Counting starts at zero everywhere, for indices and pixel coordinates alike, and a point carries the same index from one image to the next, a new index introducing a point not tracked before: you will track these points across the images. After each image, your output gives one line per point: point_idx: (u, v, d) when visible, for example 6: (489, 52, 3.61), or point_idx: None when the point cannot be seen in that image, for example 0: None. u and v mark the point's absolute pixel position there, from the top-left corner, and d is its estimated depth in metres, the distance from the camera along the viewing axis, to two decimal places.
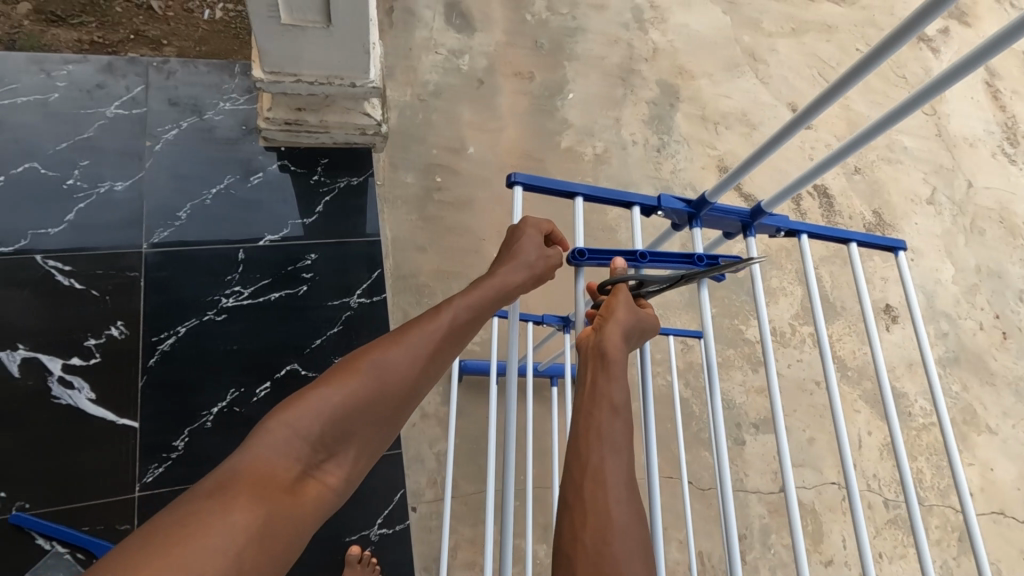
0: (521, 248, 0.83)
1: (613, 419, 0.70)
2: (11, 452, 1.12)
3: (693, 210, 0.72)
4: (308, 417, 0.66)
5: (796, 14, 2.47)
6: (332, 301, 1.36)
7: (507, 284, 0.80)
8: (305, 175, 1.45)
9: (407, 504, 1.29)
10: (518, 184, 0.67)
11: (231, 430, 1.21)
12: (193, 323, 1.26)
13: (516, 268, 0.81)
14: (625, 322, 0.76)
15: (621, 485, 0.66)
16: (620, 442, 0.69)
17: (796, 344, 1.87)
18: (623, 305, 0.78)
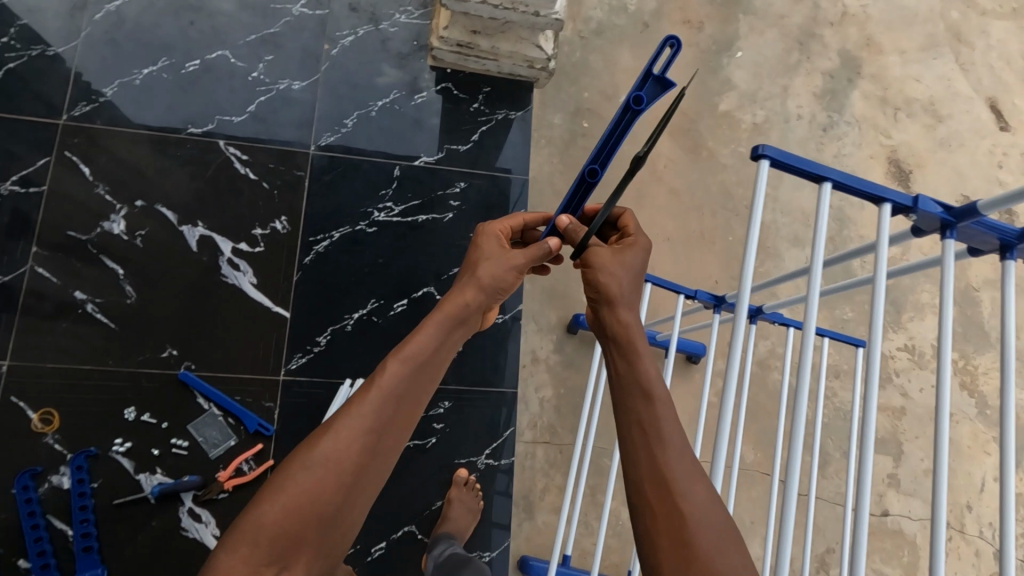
0: (484, 269, 0.75)
1: (661, 406, 0.62)
2: (184, 317, 1.23)
3: (951, 218, 0.63)
4: (241, 544, 0.55)
5: None
6: (474, 233, 1.37)
7: (461, 314, 0.71)
8: (466, 102, 1.44)
9: (513, 442, 1.33)
10: (770, 157, 0.59)
11: (369, 338, 1.28)
12: (347, 231, 1.32)
13: (477, 294, 0.72)
14: (624, 287, 0.70)
15: (689, 467, 0.59)
16: (672, 425, 0.61)
17: (934, 369, 1.71)
18: (613, 271, 0.71)
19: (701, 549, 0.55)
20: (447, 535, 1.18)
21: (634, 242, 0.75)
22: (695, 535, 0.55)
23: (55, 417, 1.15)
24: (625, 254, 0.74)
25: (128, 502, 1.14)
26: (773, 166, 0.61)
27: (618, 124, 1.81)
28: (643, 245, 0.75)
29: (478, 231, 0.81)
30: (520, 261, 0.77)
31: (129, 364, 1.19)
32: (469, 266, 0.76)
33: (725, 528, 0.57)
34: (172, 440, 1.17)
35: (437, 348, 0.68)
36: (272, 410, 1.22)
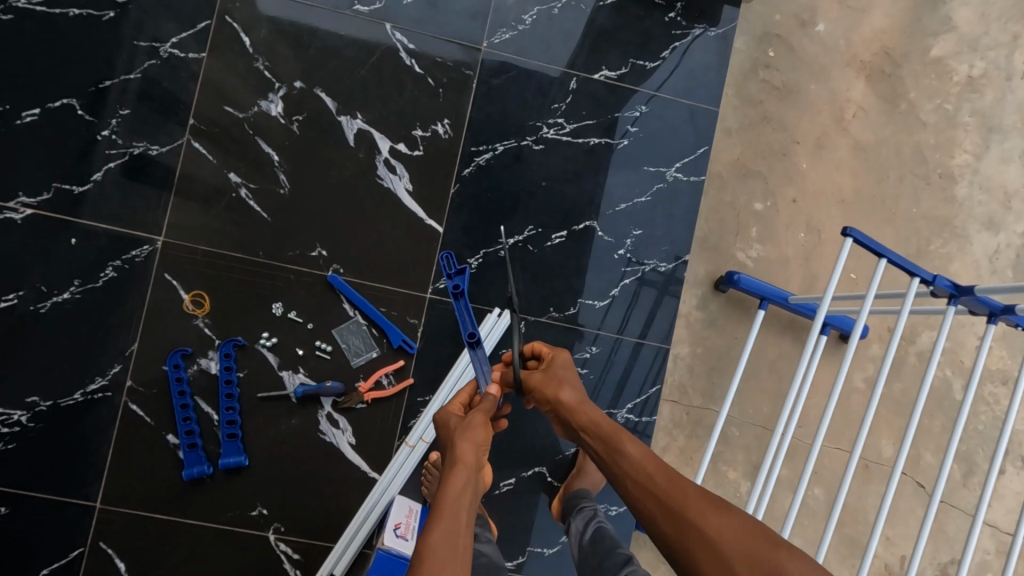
0: (465, 432, 0.90)
1: (645, 466, 0.83)
2: (335, 216, 1.15)
3: None
4: None
5: None
6: (648, 166, 1.21)
7: (467, 464, 0.85)
8: (661, 10, 1.23)
9: (659, 400, 1.21)
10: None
11: (522, 267, 1.18)
12: (512, 145, 1.19)
13: (471, 453, 0.87)
14: (572, 394, 0.95)
15: (690, 489, 0.77)
16: (660, 473, 0.81)
17: None
18: (560, 388, 0.96)
19: (725, 539, 0.70)
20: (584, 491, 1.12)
21: (551, 360, 1.01)
22: (721, 537, 0.70)
23: (206, 301, 1.12)
24: (557, 371, 0.98)
25: (271, 397, 1.12)
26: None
27: (807, 58, 1.55)
28: (561, 356, 1.02)
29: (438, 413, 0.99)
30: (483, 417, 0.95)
31: (278, 257, 1.14)
32: (450, 436, 0.92)
33: (749, 525, 0.71)
34: (316, 343, 1.13)
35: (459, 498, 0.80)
36: (416, 327, 1.16)
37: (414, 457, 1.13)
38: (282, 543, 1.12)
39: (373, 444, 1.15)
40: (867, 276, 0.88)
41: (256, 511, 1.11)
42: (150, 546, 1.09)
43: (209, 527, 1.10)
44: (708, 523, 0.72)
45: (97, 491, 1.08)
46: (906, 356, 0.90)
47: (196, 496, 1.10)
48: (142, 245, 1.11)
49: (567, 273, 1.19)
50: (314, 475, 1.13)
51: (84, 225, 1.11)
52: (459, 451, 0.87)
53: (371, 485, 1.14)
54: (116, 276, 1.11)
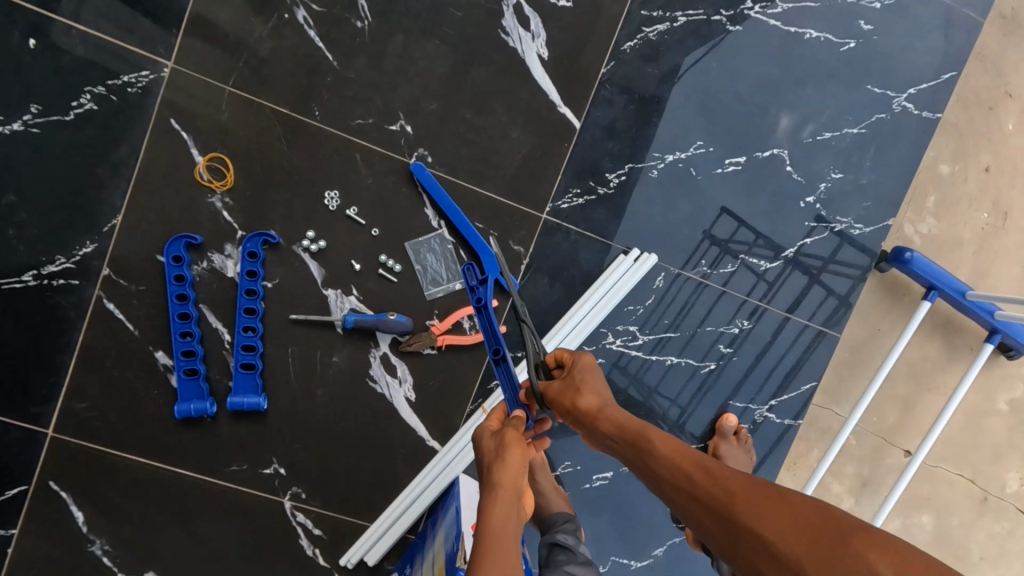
0: (494, 462, 0.59)
1: (674, 459, 0.54)
2: (433, 77, 0.79)
3: None
4: None
5: None
6: (872, 87, 0.87)
7: (500, 502, 0.55)
8: None
9: (809, 400, 0.91)
10: None
11: (676, 196, 0.85)
12: (698, 19, 0.84)
13: (506, 480, 0.57)
14: (587, 384, 0.64)
15: (731, 476, 0.49)
16: (709, 472, 0.50)
17: None
18: (584, 389, 0.63)
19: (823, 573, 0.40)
20: None
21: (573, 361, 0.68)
22: (785, 547, 0.42)
23: (229, 171, 0.77)
24: (578, 373, 0.65)
25: (308, 322, 0.80)
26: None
27: None
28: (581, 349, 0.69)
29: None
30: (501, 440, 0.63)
31: (340, 126, 0.78)
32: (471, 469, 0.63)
33: (813, 515, 0.43)
34: (379, 257, 0.79)
35: (498, 540, 0.51)
36: (519, 259, 0.82)
37: None
38: (300, 515, 0.82)
39: (436, 405, 0.84)
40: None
41: (271, 470, 0.81)
42: (120, 495, 0.79)
43: (206, 481, 0.80)
44: (759, 525, 0.44)
45: (50, 415, 0.77)
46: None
47: (192, 438, 0.80)
48: (139, 70, 0.74)
49: (733, 216, 0.86)
50: (356, 434, 0.83)
51: (55, 21, 0.73)
52: (489, 482, 0.58)
53: (429, 457, 0.84)
54: (96, 111, 0.74)
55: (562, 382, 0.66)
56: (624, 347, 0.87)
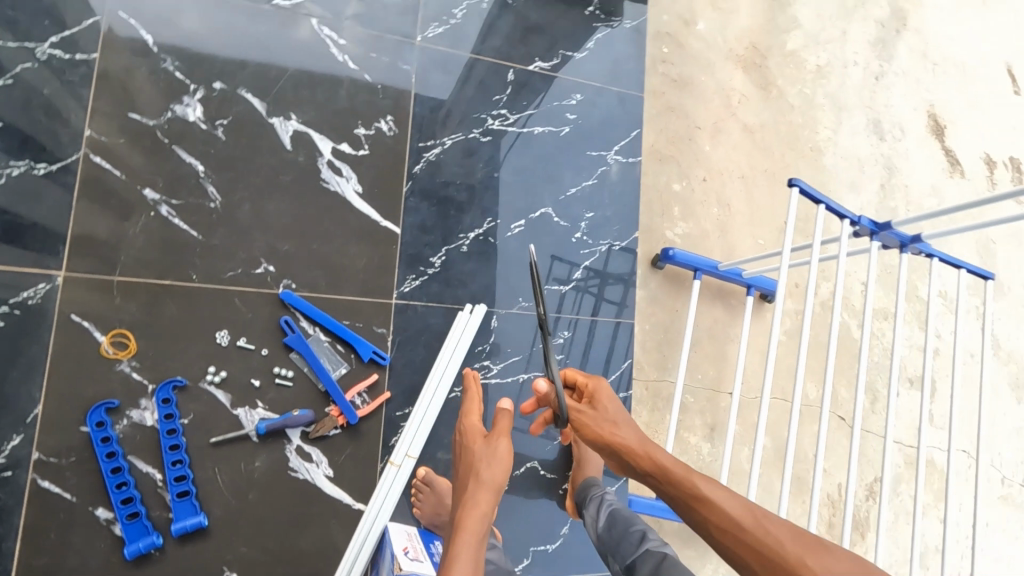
0: (483, 462, 0.83)
1: (728, 505, 0.70)
2: (282, 226, 1.04)
3: (876, 229, 1.08)
4: None
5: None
6: (591, 151, 1.25)
7: (490, 507, 0.78)
8: (579, 6, 1.30)
9: (631, 375, 1.23)
10: (797, 188, 0.97)
11: (487, 261, 1.16)
12: (459, 138, 1.16)
13: (489, 478, 0.81)
14: (619, 420, 0.86)
15: (778, 527, 0.67)
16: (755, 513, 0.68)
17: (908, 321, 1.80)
18: (618, 427, 0.85)
19: None
20: (587, 486, 1.06)
21: (593, 393, 0.92)
22: None
23: (131, 341, 0.95)
24: (599, 405, 0.89)
25: (227, 440, 0.97)
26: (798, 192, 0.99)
27: (694, 57, 1.71)
28: (600, 386, 0.92)
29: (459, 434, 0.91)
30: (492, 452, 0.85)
31: (216, 280, 1.00)
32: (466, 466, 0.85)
33: (848, 565, 0.62)
34: (273, 370, 1.00)
35: (471, 524, 0.76)
36: (384, 337, 1.07)
37: (402, 477, 1.02)
38: None
39: (352, 473, 1.03)
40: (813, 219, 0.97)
41: None
42: None
43: None
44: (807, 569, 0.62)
45: None
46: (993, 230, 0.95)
47: None
48: (36, 285, 0.92)
49: (530, 262, 1.19)
50: (291, 519, 0.99)
51: None
52: (474, 480, 0.81)
53: (359, 518, 1.02)
54: None
55: (592, 413, 0.88)
56: (485, 379, 1.13)
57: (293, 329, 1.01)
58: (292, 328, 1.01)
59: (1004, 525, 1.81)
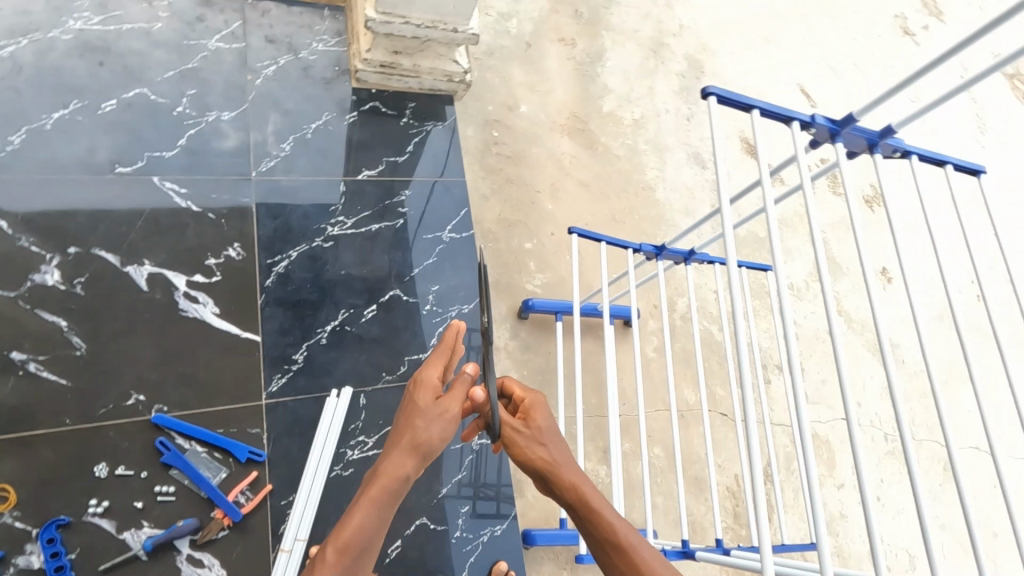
0: (420, 429, 0.87)
1: (635, 550, 0.83)
2: (148, 358, 1.17)
3: (658, 250, 1.30)
4: None
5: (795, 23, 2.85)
6: (426, 234, 1.46)
7: (409, 472, 0.85)
8: (395, 118, 1.53)
9: None
10: (575, 234, 1.19)
11: (347, 347, 1.30)
12: (304, 249, 1.34)
13: (423, 443, 0.86)
14: (553, 441, 0.91)
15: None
16: (651, 557, 0.84)
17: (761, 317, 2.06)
18: (551, 449, 0.90)
19: None
20: None
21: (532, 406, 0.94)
22: None
23: (11, 493, 1.03)
24: (537, 421, 0.92)
25: (116, 564, 1.04)
26: (579, 237, 1.20)
27: (522, 134, 1.99)
28: (540, 403, 0.93)
29: (413, 380, 0.92)
30: (433, 421, 0.88)
31: (89, 420, 1.10)
32: (404, 422, 0.88)
33: None
34: (154, 489, 1.09)
35: (392, 481, 0.83)
36: (260, 436, 1.19)
37: (294, 561, 1.10)
38: None
39: (245, 568, 1.10)
40: (593, 252, 1.16)
41: None
42: None
43: None
44: None
45: None
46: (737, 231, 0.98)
47: None
48: None
49: (388, 340, 1.34)
50: None
51: None
52: (410, 445, 0.86)
53: None
54: None
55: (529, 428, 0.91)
56: (363, 453, 1.24)
57: (172, 448, 1.12)
58: (170, 447, 1.12)
59: (891, 475, 2.02)
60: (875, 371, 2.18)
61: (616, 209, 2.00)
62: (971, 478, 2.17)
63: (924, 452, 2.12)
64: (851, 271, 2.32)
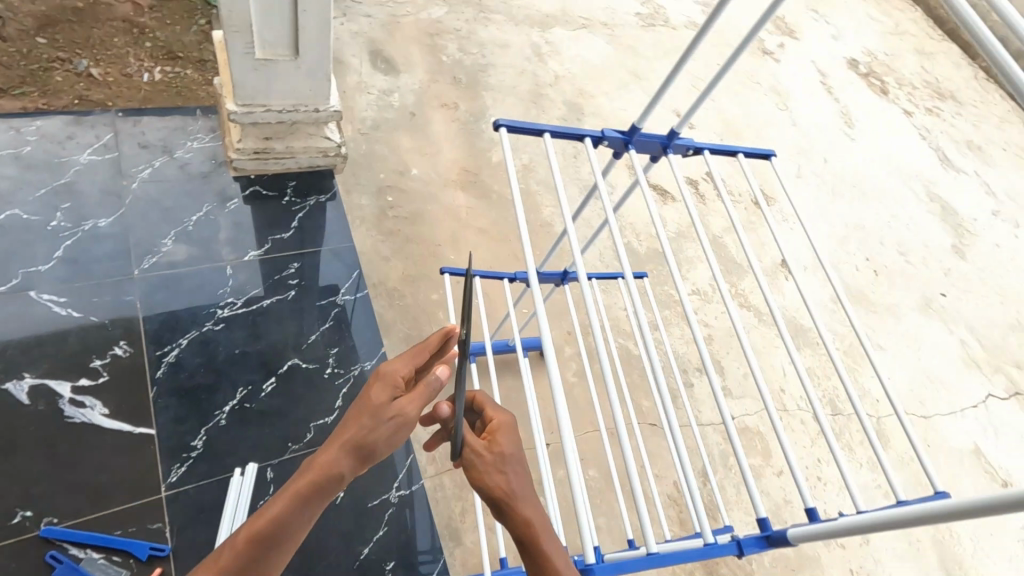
0: (373, 422, 0.84)
1: None
2: (34, 471, 1.15)
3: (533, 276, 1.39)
4: None
5: (659, 60, 3.16)
6: (320, 301, 1.51)
7: (349, 468, 0.82)
8: (277, 198, 1.61)
9: (417, 470, 1.51)
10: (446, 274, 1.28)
11: (248, 424, 1.31)
12: (194, 335, 1.36)
13: (375, 438, 0.83)
14: (513, 464, 0.80)
15: None
16: None
17: (675, 325, 2.15)
18: (511, 475, 0.78)
19: None
20: None
21: (497, 428, 0.84)
22: None
23: None
24: (499, 443, 0.81)
25: None
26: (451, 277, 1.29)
27: (417, 194, 2.09)
28: (507, 427, 0.84)
29: (374, 374, 0.89)
30: (389, 417, 0.85)
31: None
32: (351, 419, 0.85)
33: None
34: None
35: (332, 470, 0.81)
36: (161, 530, 1.16)
37: None
38: None
39: None
40: (459, 291, 1.23)
41: None
42: None
43: None
44: None
45: None
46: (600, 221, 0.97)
47: None
48: None
49: (290, 410, 1.35)
50: None
51: None
52: (359, 438, 0.83)
53: None
54: None
55: (488, 450, 0.80)
56: None
57: (65, 560, 1.09)
58: (64, 559, 1.09)
59: (828, 454, 2.08)
60: (794, 356, 2.29)
61: (517, 248, 2.10)
62: (906, 441, 2.24)
63: (856, 425, 2.20)
64: (753, 268, 2.46)
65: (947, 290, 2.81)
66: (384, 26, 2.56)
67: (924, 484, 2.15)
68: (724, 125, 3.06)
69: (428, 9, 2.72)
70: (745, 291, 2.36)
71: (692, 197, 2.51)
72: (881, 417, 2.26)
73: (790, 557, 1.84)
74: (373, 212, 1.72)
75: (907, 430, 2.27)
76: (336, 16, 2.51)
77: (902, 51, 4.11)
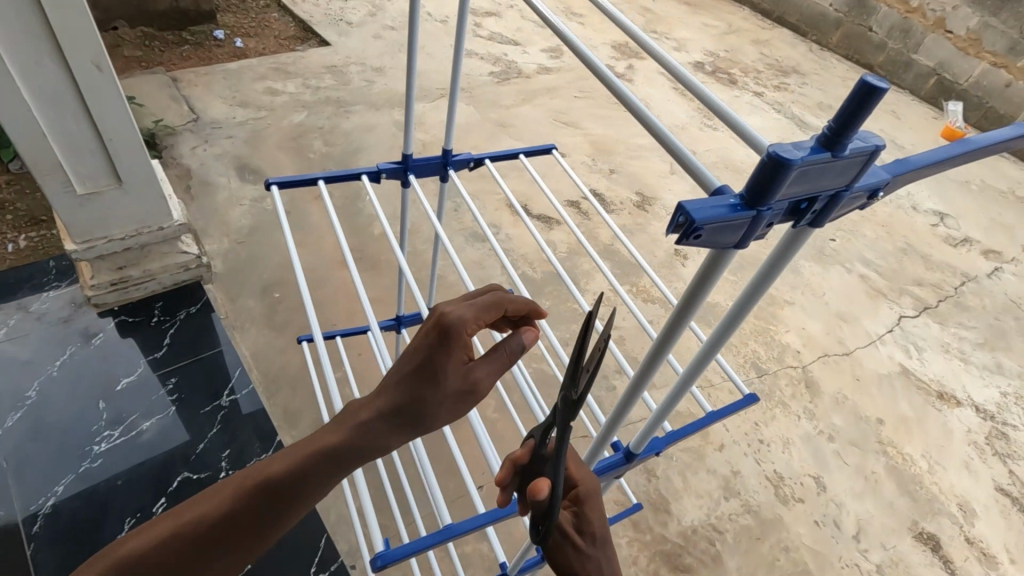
0: (438, 380, 0.68)
1: None
2: None
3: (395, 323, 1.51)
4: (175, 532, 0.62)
5: (520, 106, 3.41)
6: (204, 408, 1.54)
7: (397, 429, 0.68)
8: (145, 321, 1.68)
9: (337, 549, 1.46)
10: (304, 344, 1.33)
11: None
12: (70, 478, 1.37)
13: (435, 400, 0.68)
14: (600, 541, 0.72)
15: None
16: None
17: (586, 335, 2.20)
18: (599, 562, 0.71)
19: None
20: None
21: (588, 502, 0.74)
22: None
23: None
24: (590, 520, 0.73)
25: None
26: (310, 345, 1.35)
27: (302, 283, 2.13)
28: (598, 504, 0.74)
29: (446, 316, 0.69)
30: (454, 380, 0.68)
31: None
32: (404, 375, 0.69)
33: None
34: None
35: (380, 430, 0.67)
36: None
37: None
38: None
39: None
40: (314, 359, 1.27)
41: None
42: None
43: None
44: None
45: None
46: (404, 264, 1.00)
47: None
48: None
49: None
50: None
51: None
52: (421, 400, 0.68)
53: None
54: None
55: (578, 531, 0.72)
56: None
57: None
58: None
59: (764, 414, 2.11)
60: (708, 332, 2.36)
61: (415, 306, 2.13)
62: (838, 380, 2.30)
63: (783, 380, 2.25)
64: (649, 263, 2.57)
65: (837, 235, 2.97)
66: (247, 142, 2.69)
67: (864, 417, 2.19)
68: (595, 145, 3.27)
69: (289, 117, 2.88)
70: (647, 286, 2.44)
71: (574, 215, 2.64)
72: (806, 365, 2.32)
73: (752, 526, 1.81)
74: (262, 310, 1.79)
75: (833, 371, 2.33)
76: (198, 144, 2.62)
77: (740, 45, 4.53)
